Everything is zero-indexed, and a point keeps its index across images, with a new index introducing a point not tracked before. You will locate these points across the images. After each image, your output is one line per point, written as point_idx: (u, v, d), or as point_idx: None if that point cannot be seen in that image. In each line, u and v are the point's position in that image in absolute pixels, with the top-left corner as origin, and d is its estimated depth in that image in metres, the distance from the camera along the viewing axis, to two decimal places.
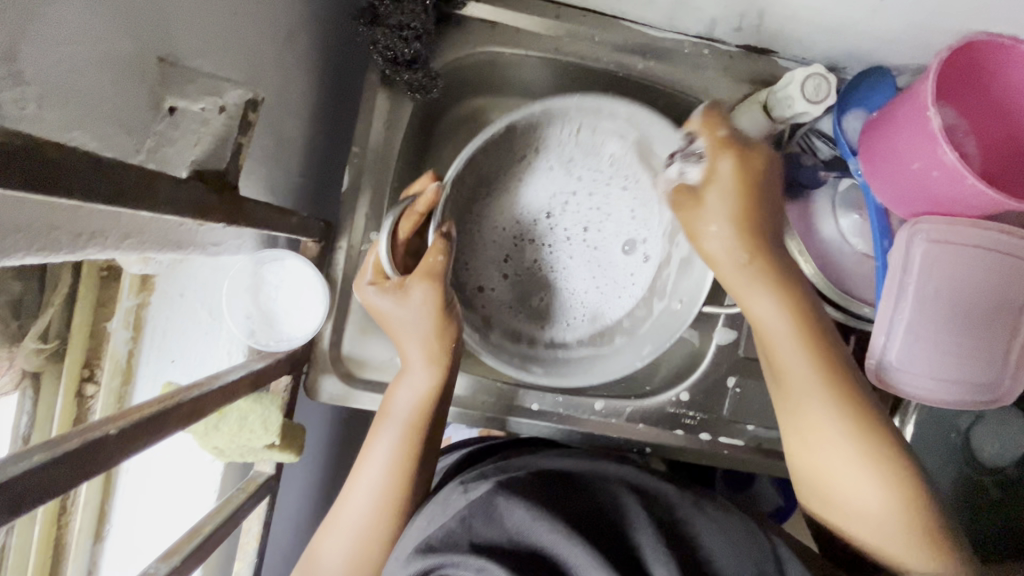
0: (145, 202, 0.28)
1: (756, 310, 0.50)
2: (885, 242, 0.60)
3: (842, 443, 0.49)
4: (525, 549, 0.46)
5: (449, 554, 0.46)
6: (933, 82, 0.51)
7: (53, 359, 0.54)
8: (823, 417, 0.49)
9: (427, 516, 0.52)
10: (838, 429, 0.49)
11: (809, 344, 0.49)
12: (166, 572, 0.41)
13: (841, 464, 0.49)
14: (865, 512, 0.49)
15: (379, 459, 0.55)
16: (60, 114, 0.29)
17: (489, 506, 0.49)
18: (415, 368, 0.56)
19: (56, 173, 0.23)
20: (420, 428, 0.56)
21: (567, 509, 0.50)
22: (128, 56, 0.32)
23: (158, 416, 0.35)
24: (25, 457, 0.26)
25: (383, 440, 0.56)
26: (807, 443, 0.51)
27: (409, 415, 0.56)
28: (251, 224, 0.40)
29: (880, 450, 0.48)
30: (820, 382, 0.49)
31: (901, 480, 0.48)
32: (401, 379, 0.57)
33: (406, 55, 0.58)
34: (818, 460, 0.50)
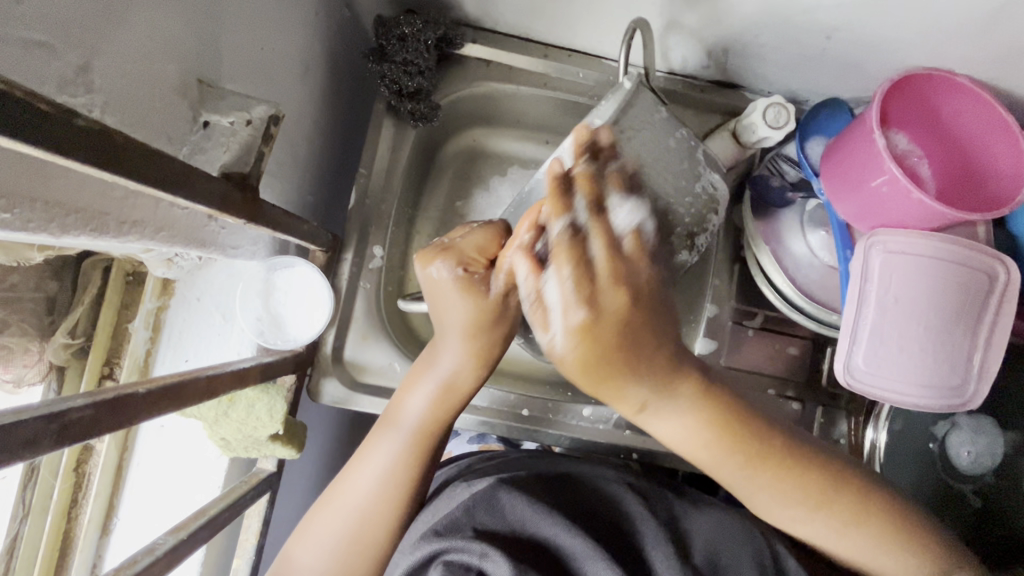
0: (183, 188, 0.34)
1: (661, 428, 0.48)
2: (848, 251, 0.65)
3: (817, 518, 0.49)
4: (529, 539, 0.48)
5: (453, 540, 0.47)
6: (877, 107, 0.58)
7: (78, 356, 0.58)
8: (789, 507, 0.49)
9: (431, 510, 0.53)
10: (807, 508, 0.49)
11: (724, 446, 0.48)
12: (173, 543, 0.44)
13: (791, 520, 0.50)
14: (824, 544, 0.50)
15: (377, 461, 0.53)
16: (118, 119, 0.35)
17: (493, 499, 0.50)
18: (438, 369, 0.53)
19: (119, 155, 0.28)
20: (429, 436, 0.54)
21: (568, 506, 0.52)
22: (174, 76, 0.39)
23: (179, 385, 0.39)
24: (71, 399, 0.31)
25: (386, 444, 0.53)
26: (764, 507, 0.50)
27: (420, 422, 0.53)
28: (266, 223, 0.46)
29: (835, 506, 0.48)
30: (730, 447, 0.48)
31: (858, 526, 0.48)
32: (412, 387, 0.55)
33: (410, 87, 0.65)
34: (800, 535, 0.50)
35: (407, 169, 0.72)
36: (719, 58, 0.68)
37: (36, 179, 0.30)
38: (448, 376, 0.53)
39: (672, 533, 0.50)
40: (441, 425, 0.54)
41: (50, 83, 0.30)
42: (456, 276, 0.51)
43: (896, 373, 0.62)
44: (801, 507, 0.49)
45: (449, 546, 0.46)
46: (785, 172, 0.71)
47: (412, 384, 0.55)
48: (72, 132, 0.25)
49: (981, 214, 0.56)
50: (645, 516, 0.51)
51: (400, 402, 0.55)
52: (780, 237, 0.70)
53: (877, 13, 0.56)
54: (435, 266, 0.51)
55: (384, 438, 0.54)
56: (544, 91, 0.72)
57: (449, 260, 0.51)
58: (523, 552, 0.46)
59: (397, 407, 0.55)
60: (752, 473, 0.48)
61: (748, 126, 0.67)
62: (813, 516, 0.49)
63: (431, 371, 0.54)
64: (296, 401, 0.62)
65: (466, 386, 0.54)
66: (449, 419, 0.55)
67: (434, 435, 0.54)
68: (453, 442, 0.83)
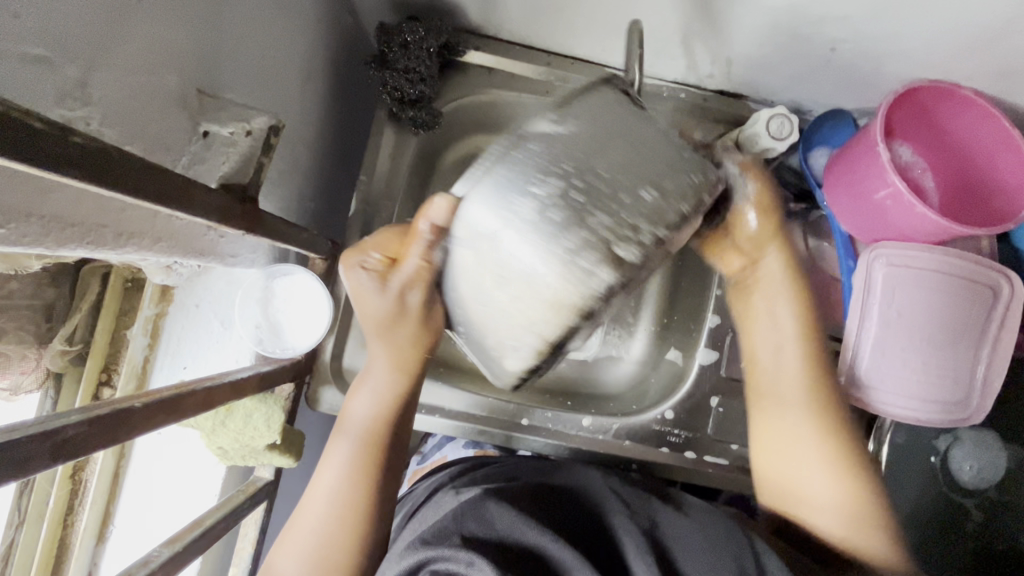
0: (182, 202, 0.33)
1: (765, 352, 0.60)
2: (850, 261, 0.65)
3: (828, 475, 0.56)
4: (515, 546, 0.46)
5: (439, 548, 0.46)
6: (881, 120, 0.57)
7: (76, 363, 0.58)
8: (812, 455, 0.57)
9: (420, 519, 0.53)
10: (834, 468, 0.56)
11: (813, 392, 0.59)
12: (168, 556, 0.44)
13: (805, 460, 0.57)
14: (823, 495, 0.56)
15: (336, 468, 0.56)
16: (117, 132, 0.34)
17: (480, 508, 0.50)
18: (378, 373, 0.57)
19: (117, 172, 0.28)
20: (374, 438, 0.56)
21: (558, 516, 0.51)
22: (173, 87, 0.39)
23: (177, 398, 0.39)
24: (65, 416, 0.30)
25: (339, 451, 0.56)
26: (781, 442, 0.59)
27: (365, 423, 0.57)
28: (265, 233, 0.45)
29: (839, 446, 0.57)
30: (805, 385, 0.58)
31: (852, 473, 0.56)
32: (359, 389, 0.58)
33: (411, 95, 0.65)
34: (801, 485, 0.57)
35: (409, 176, 0.72)
36: (723, 68, 0.68)
37: (33, 194, 0.30)
38: (386, 377, 0.57)
39: (653, 542, 0.49)
40: (388, 424, 0.57)
41: (48, 97, 0.29)
42: (373, 277, 0.53)
43: (900, 389, 0.62)
44: (818, 436, 0.58)
45: (436, 554, 0.46)
46: (788, 181, 0.72)
47: (356, 388, 0.58)
48: (68, 148, 0.25)
49: (986, 229, 0.55)
50: (628, 526, 0.50)
51: (348, 405, 0.59)
52: (783, 247, 0.70)
53: (884, 25, 0.55)
54: (355, 269, 0.54)
55: (337, 443, 0.57)
56: (546, 99, 0.72)
57: (374, 271, 0.53)
58: (508, 558, 0.45)
59: (345, 414, 0.58)
60: (806, 411, 0.58)
61: (749, 137, 0.66)
62: (828, 474, 0.56)
63: (370, 375, 0.57)
64: (294, 410, 0.62)
65: (402, 391, 0.58)
66: (393, 418, 0.58)
67: (382, 438, 0.57)
68: (449, 447, 0.82)
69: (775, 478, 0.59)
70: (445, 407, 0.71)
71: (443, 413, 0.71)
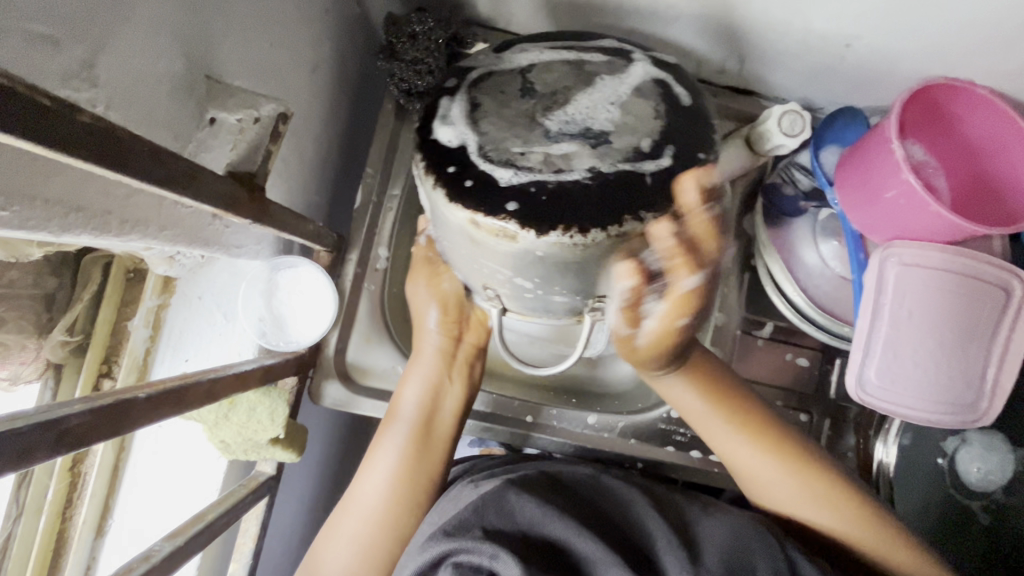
0: (189, 189, 0.33)
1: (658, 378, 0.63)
2: (861, 255, 0.64)
3: (760, 457, 0.60)
4: (540, 540, 0.46)
5: (462, 540, 0.45)
6: (897, 117, 0.56)
7: (76, 354, 0.57)
8: (760, 462, 0.60)
9: (438, 512, 0.52)
10: (786, 469, 0.59)
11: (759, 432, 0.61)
12: (170, 550, 0.43)
13: (733, 451, 0.61)
14: (767, 480, 0.60)
15: (387, 454, 0.57)
16: (123, 115, 0.34)
17: (502, 499, 0.49)
18: (426, 362, 0.60)
19: (125, 156, 0.27)
20: (429, 422, 0.58)
21: (579, 506, 0.51)
22: (181, 71, 0.38)
23: (182, 390, 0.38)
24: (68, 406, 0.29)
25: (392, 439, 0.58)
26: (710, 436, 0.63)
27: (416, 410, 0.59)
28: (273, 223, 0.45)
29: (760, 433, 0.61)
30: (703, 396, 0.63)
31: (780, 451, 0.60)
32: (407, 380, 0.60)
33: (419, 87, 0.64)
34: (749, 473, 0.61)
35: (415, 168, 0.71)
36: (734, 64, 0.67)
37: (38, 178, 0.29)
38: (429, 366, 0.60)
39: (683, 537, 0.49)
40: (437, 408, 0.59)
41: (54, 77, 0.28)
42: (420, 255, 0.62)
43: (910, 388, 0.61)
44: (734, 434, 0.61)
45: (458, 546, 0.44)
46: (797, 180, 0.70)
47: (405, 379, 0.60)
48: (76, 129, 0.24)
49: (1000, 229, 0.55)
50: (657, 521, 0.50)
51: (397, 397, 0.60)
52: (792, 245, 0.69)
53: (902, 21, 0.55)
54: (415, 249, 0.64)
55: (387, 434, 0.58)
56: None
57: (418, 271, 0.62)
58: (533, 553, 0.44)
59: (396, 405, 0.60)
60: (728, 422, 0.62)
61: (763, 134, 0.65)
62: (783, 472, 0.59)
63: (417, 362, 0.61)
64: (297, 404, 0.61)
65: (443, 374, 0.60)
66: (439, 402, 0.59)
67: (429, 426, 0.58)
68: (452, 447, 0.81)
69: (735, 470, 0.62)
70: None
71: None
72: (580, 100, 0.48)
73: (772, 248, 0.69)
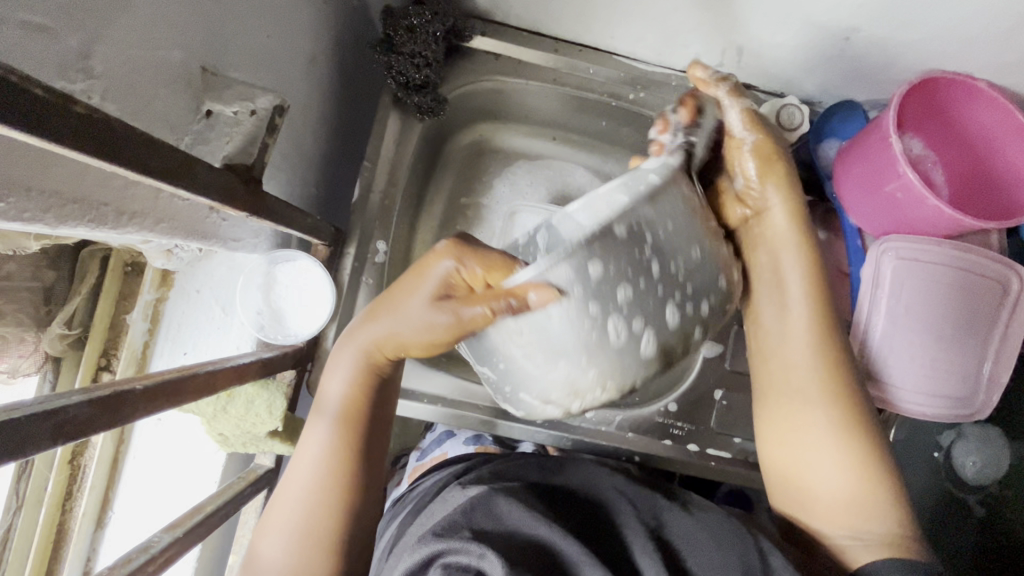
0: (185, 179, 0.33)
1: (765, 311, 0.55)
2: (857, 241, 0.66)
3: (839, 456, 0.51)
4: (525, 541, 0.46)
5: (450, 541, 0.45)
6: (894, 112, 0.56)
7: (74, 347, 0.57)
8: (816, 417, 0.53)
9: (427, 514, 0.52)
10: (841, 445, 0.52)
11: (829, 379, 0.53)
12: (168, 542, 0.44)
13: (813, 441, 0.52)
14: (825, 490, 0.52)
15: (314, 450, 0.52)
16: (119, 106, 0.33)
17: (490, 503, 0.49)
18: (344, 357, 0.53)
19: (119, 145, 0.27)
20: (356, 418, 0.53)
21: (568, 513, 0.51)
22: (177, 64, 0.38)
23: (179, 382, 0.38)
24: (65, 396, 0.30)
25: (315, 432, 0.52)
26: (784, 423, 0.54)
27: (343, 402, 0.53)
28: (269, 217, 0.45)
29: (850, 421, 0.52)
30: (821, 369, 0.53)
31: (861, 459, 0.51)
32: (329, 370, 0.54)
33: (417, 80, 0.64)
34: (808, 477, 0.53)
35: (414, 161, 0.71)
36: (732, 59, 0.67)
37: (33, 169, 0.29)
38: (351, 362, 0.53)
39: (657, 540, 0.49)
40: (366, 400, 0.54)
41: (49, 68, 0.28)
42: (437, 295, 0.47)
43: (909, 383, 0.61)
44: (828, 426, 0.52)
45: (447, 546, 0.45)
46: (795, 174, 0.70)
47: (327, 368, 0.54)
48: (71, 120, 0.24)
49: (999, 223, 0.54)
50: (634, 527, 0.50)
51: (322, 387, 0.55)
52: None
53: (899, 14, 0.54)
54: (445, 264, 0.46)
55: (312, 425, 0.54)
56: (554, 86, 0.71)
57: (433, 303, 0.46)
58: (521, 554, 0.44)
59: (321, 394, 0.54)
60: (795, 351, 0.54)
61: None
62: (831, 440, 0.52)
63: (347, 351, 0.53)
64: (296, 397, 0.61)
65: (367, 372, 0.53)
66: (372, 397, 0.54)
67: (360, 416, 0.54)
68: (449, 442, 0.82)
69: (790, 470, 0.54)
70: (445, 396, 0.70)
71: (446, 403, 0.70)
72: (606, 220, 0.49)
73: None
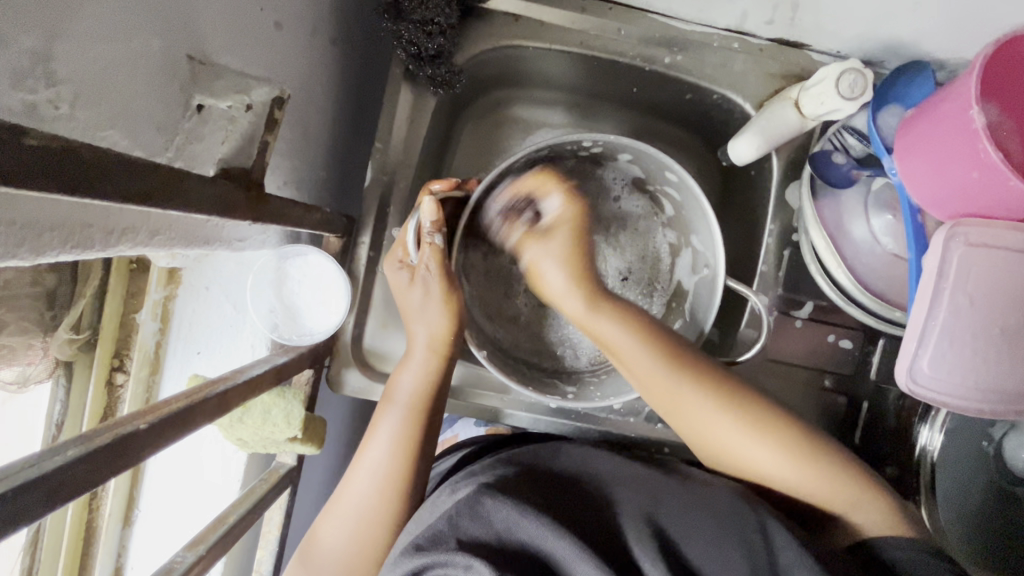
0: (174, 201, 0.28)
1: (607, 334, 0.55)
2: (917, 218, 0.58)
3: (742, 427, 0.52)
4: (517, 546, 0.42)
5: (436, 555, 0.41)
6: (978, 76, 0.49)
7: (85, 350, 0.55)
8: (714, 415, 0.52)
9: (421, 518, 0.48)
10: (731, 419, 0.52)
11: (682, 372, 0.53)
12: (192, 561, 0.43)
13: (714, 423, 0.52)
14: (757, 462, 0.52)
15: (383, 440, 0.53)
16: (93, 114, 0.29)
17: (475, 503, 0.45)
18: (419, 352, 0.56)
19: (90, 176, 0.23)
20: (425, 410, 0.55)
21: (563, 503, 0.46)
22: (159, 55, 0.33)
23: (187, 411, 0.35)
24: (59, 453, 0.27)
25: (387, 423, 0.54)
26: (683, 420, 0.54)
27: (414, 397, 0.55)
28: (275, 220, 0.41)
29: (730, 395, 0.53)
30: (659, 364, 0.53)
31: (758, 422, 0.52)
32: (404, 365, 0.57)
33: (430, 50, 0.57)
34: (736, 459, 0.52)
35: (429, 139, 0.65)
36: (785, 14, 0.59)
37: None
38: (426, 359, 0.56)
39: (663, 529, 0.44)
40: (435, 394, 0.56)
41: (3, 81, 0.24)
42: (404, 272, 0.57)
43: (963, 378, 0.56)
44: (714, 408, 0.52)
45: (432, 561, 0.41)
46: (851, 146, 0.62)
47: (401, 364, 0.57)
48: (24, 158, 0.20)
49: None
50: (637, 512, 0.46)
51: (393, 380, 0.57)
52: (840, 218, 0.63)
53: None
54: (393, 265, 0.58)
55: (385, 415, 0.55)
56: (580, 51, 0.64)
57: (419, 288, 0.56)
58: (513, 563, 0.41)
59: (392, 387, 0.56)
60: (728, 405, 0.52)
61: (815, 97, 0.58)
62: (774, 453, 0.51)
63: (415, 346, 0.56)
64: (315, 396, 0.59)
65: (440, 368, 0.56)
66: (439, 389, 0.56)
67: (427, 407, 0.55)
68: (460, 425, 0.80)
69: (720, 456, 0.53)
70: (462, 388, 0.67)
71: (463, 397, 0.67)
72: (597, 228, 0.69)
73: (818, 222, 0.63)
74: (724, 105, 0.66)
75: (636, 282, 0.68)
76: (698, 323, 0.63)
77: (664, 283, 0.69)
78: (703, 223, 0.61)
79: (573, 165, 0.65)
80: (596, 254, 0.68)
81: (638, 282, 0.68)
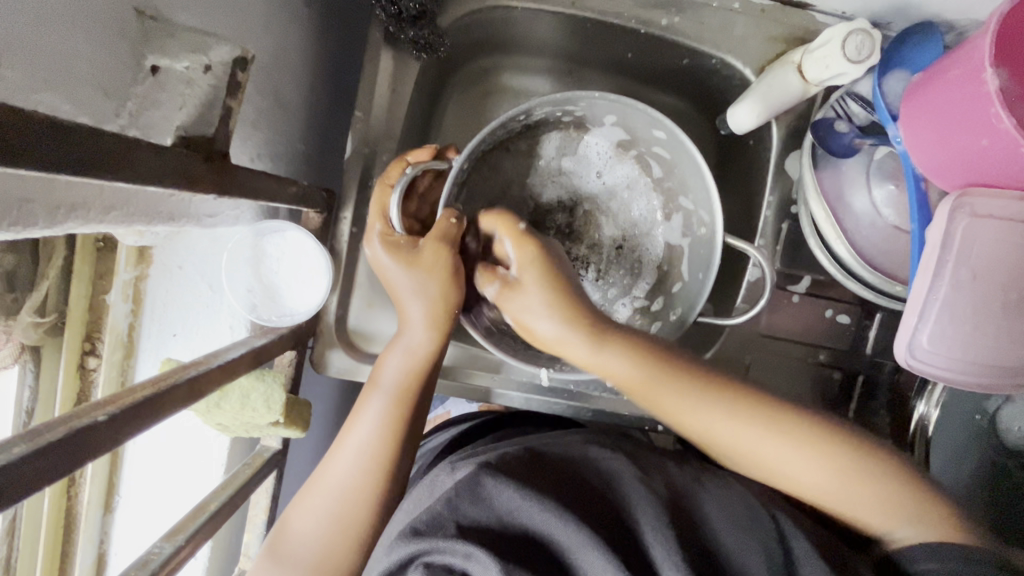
0: (122, 170, 0.26)
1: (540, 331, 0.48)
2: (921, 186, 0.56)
3: (743, 421, 0.47)
4: (519, 531, 0.41)
5: (435, 539, 0.39)
6: (994, 36, 0.46)
7: (53, 333, 0.52)
8: (715, 412, 0.48)
9: (414, 498, 0.46)
10: (734, 413, 0.48)
11: (661, 369, 0.48)
12: (171, 552, 0.41)
13: (715, 418, 0.48)
14: (769, 460, 0.47)
15: (368, 423, 0.52)
16: (23, 74, 0.26)
17: (476, 485, 0.43)
18: (414, 330, 0.53)
19: (9, 142, 0.20)
20: (412, 393, 0.53)
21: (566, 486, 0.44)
22: (99, 9, 0.29)
23: (154, 399, 0.33)
24: (5, 449, 0.25)
25: (373, 406, 0.52)
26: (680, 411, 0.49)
27: (402, 381, 0.53)
28: (244, 193, 0.38)
29: (718, 390, 0.48)
30: (637, 363, 0.48)
31: (757, 415, 0.48)
32: (394, 345, 0.54)
33: (411, 10, 0.54)
34: (751, 457, 0.48)
35: (413, 107, 0.62)
36: None
37: None
38: (421, 339, 0.53)
39: (669, 510, 0.43)
40: (424, 378, 0.53)
41: None
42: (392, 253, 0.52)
43: (962, 354, 0.55)
44: (713, 401, 0.48)
45: (431, 546, 0.39)
46: (855, 113, 0.60)
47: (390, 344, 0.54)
48: None
49: None
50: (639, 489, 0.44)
51: (379, 362, 0.54)
52: (841, 189, 0.60)
53: None
54: (373, 247, 0.53)
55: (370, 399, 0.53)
56: (572, 12, 0.60)
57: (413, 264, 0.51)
58: (515, 550, 0.39)
59: (378, 369, 0.54)
60: (739, 407, 0.48)
61: (819, 60, 0.54)
62: (790, 448, 0.47)
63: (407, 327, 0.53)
64: (298, 378, 0.57)
65: (433, 349, 0.53)
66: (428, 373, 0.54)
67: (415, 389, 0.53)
68: (451, 403, 0.79)
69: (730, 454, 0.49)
70: (452, 367, 0.65)
71: (452, 376, 0.65)
72: (588, 199, 0.66)
73: (818, 193, 0.60)
74: (722, 71, 0.63)
75: (630, 250, 0.66)
76: (697, 289, 0.60)
77: (655, 253, 0.66)
78: (697, 183, 0.59)
79: (561, 134, 0.63)
80: (588, 223, 0.65)
81: (631, 252, 0.66)
